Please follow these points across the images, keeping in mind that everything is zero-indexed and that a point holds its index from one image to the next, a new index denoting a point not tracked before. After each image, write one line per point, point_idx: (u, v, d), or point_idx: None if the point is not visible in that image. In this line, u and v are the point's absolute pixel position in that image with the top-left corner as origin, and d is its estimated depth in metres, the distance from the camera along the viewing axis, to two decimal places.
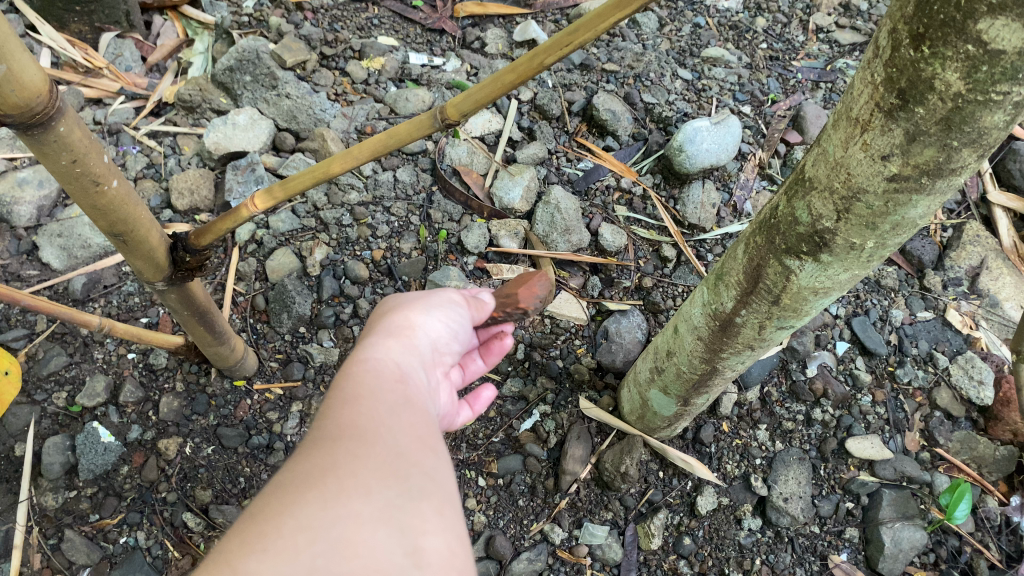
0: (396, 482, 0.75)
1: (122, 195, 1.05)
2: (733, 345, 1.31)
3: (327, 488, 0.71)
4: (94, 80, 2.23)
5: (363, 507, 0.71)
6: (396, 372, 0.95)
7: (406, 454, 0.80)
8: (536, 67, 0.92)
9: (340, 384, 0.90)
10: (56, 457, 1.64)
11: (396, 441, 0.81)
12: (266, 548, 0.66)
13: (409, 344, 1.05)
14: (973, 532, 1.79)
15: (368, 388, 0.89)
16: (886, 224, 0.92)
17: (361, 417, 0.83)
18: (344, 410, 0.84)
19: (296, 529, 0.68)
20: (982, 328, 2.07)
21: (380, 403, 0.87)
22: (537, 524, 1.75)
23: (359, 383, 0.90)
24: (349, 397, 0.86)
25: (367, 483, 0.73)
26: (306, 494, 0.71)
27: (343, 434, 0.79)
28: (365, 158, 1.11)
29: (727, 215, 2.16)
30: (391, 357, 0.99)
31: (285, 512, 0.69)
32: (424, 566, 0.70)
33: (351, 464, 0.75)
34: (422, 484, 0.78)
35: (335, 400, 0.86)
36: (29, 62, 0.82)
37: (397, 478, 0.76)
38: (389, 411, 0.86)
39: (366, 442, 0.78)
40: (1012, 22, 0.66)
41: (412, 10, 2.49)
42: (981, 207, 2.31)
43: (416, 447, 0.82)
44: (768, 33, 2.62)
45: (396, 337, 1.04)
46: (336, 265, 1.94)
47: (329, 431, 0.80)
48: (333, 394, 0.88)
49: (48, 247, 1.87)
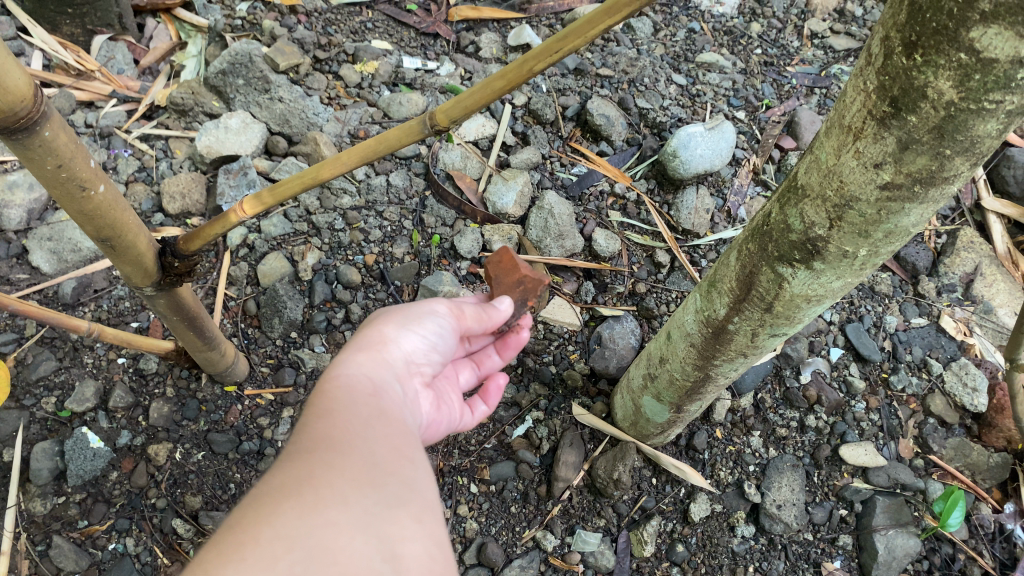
0: (375, 491, 0.75)
1: (110, 200, 1.05)
2: (725, 352, 1.31)
3: (307, 497, 0.71)
4: (86, 83, 2.22)
5: (341, 516, 0.70)
6: (371, 385, 0.95)
7: (386, 464, 0.80)
8: (526, 73, 0.91)
9: (317, 395, 0.89)
10: (45, 462, 1.63)
11: (373, 452, 0.80)
12: (245, 556, 0.66)
13: (380, 357, 1.04)
14: (967, 540, 1.78)
15: (347, 399, 0.88)
16: (879, 232, 0.92)
17: (344, 427, 0.82)
18: (326, 420, 0.83)
19: (274, 538, 0.67)
20: (976, 334, 2.06)
21: (358, 414, 0.86)
22: (530, 531, 1.73)
23: (335, 395, 0.89)
24: (328, 407, 0.86)
25: (345, 492, 0.73)
26: (285, 502, 0.70)
27: (323, 443, 0.78)
28: (354, 164, 1.10)
29: (721, 221, 2.15)
30: (366, 371, 0.98)
31: (264, 521, 0.68)
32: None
33: (329, 473, 0.74)
34: (404, 494, 0.77)
35: (315, 410, 0.85)
36: (14, 66, 0.81)
37: (378, 488, 0.76)
38: (370, 421, 0.86)
39: (346, 453, 0.77)
40: (1004, 31, 0.65)
41: (406, 13, 2.48)
42: (976, 213, 2.31)
43: (396, 457, 0.82)
44: (763, 39, 2.62)
45: (365, 351, 1.04)
46: (328, 269, 1.93)
47: (308, 441, 0.79)
48: (313, 405, 0.87)
49: (37, 251, 1.86)
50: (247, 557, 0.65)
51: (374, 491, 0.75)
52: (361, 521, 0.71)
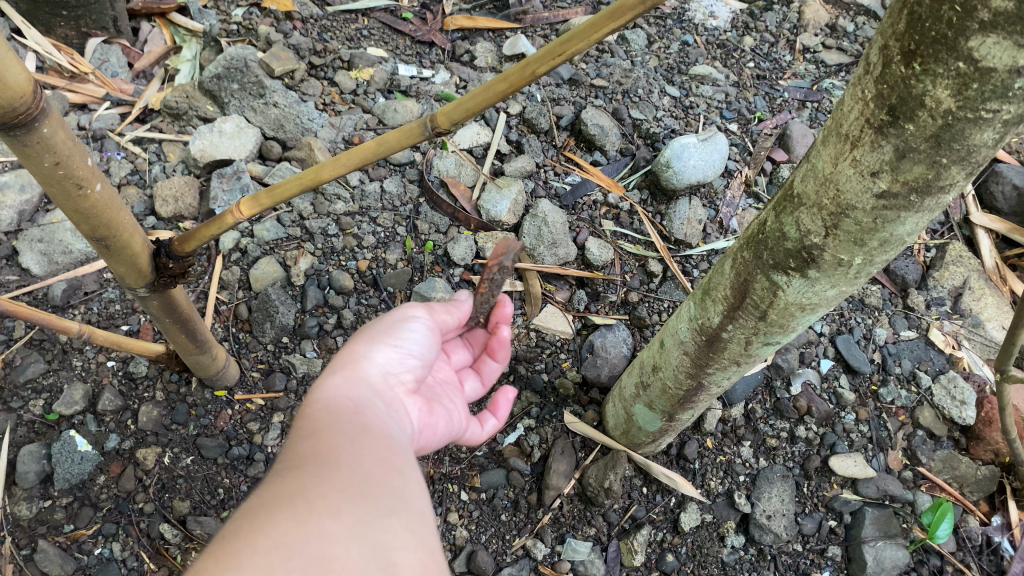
0: (365, 501, 0.75)
1: (106, 199, 1.04)
2: (718, 361, 1.31)
3: (299, 507, 0.71)
4: (79, 85, 2.21)
5: (335, 524, 0.70)
6: (352, 404, 0.94)
7: (374, 475, 0.80)
8: (528, 76, 0.90)
9: (298, 418, 0.89)
10: (32, 465, 1.62)
11: (361, 466, 0.80)
12: (243, 563, 0.64)
13: (358, 375, 1.03)
14: (955, 552, 1.79)
15: (329, 419, 0.88)
16: (874, 241, 0.92)
17: (327, 441, 0.82)
18: (309, 439, 0.82)
19: (271, 547, 0.66)
20: (964, 348, 2.08)
21: (341, 431, 0.86)
22: (519, 540, 1.73)
23: (317, 415, 0.89)
24: (311, 428, 0.85)
25: (337, 503, 0.73)
26: (282, 512, 0.70)
27: (309, 460, 0.78)
28: (353, 166, 1.09)
29: (713, 232, 2.17)
30: (345, 391, 0.97)
31: (260, 531, 0.67)
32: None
33: (322, 488, 0.74)
34: (393, 504, 0.77)
35: (301, 432, 0.85)
36: (13, 61, 0.81)
37: (370, 499, 0.76)
38: (355, 438, 0.86)
39: (335, 468, 0.77)
40: (1003, 40, 0.66)
41: (401, 22, 2.50)
42: (964, 228, 2.33)
43: (384, 469, 0.82)
44: (756, 53, 2.64)
45: (344, 370, 1.03)
46: (321, 275, 1.93)
47: (294, 459, 0.78)
48: (293, 429, 0.86)
49: (28, 252, 1.85)
50: (246, 563, 0.64)
51: (367, 502, 0.75)
52: (354, 527, 0.71)
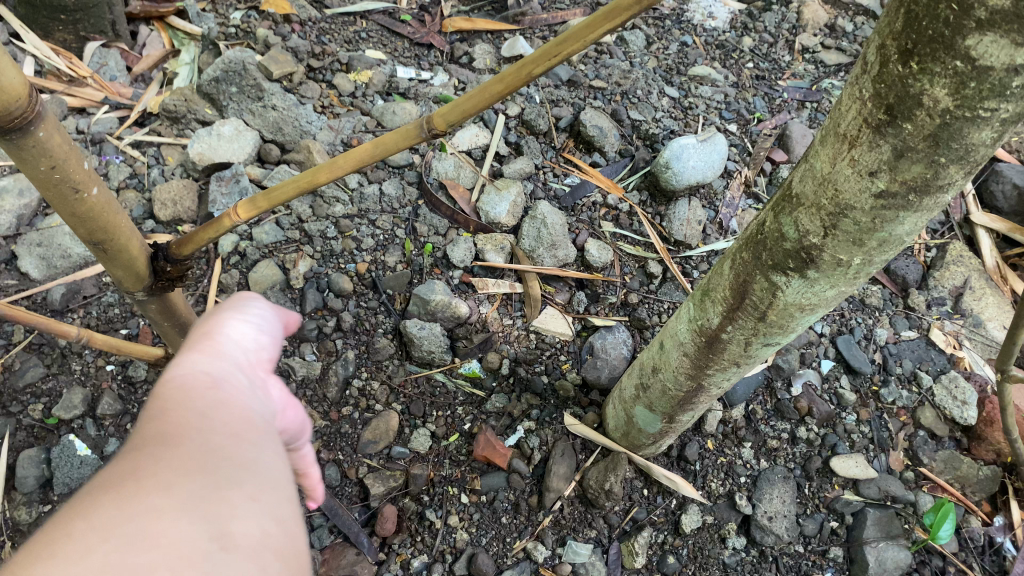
0: (202, 473, 0.54)
1: (104, 203, 1.04)
2: (718, 362, 1.31)
3: (118, 487, 0.50)
4: (78, 89, 2.21)
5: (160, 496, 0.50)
6: (197, 384, 0.64)
7: (227, 440, 0.59)
8: (524, 78, 0.90)
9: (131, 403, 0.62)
10: (31, 470, 1.61)
11: (207, 435, 0.58)
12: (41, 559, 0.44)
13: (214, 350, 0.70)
14: (957, 553, 1.79)
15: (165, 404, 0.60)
16: (873, 241, 0.92)
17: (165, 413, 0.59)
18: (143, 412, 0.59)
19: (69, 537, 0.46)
20: (965, 348, 2.08)
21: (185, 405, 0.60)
22: (520, 542, 1.72)
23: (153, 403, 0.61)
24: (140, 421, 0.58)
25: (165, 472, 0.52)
26: (92, 495, 0.50)
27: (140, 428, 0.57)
28: (350, 168, 1.09)
29: (713, 233, 2.16)
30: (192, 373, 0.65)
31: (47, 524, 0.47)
32: (235, 552, 0.50)
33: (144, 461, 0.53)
34: (255, 460, 0.59)
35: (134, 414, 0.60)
36: (8, 64, 0.81)
37: (212, 466, 0.55)
38: (206, 406, 0.61)
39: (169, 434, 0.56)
40: (1000, 38, 0.66)
41: (400, 24, 2.50)
42: (965, 227, 2.33)
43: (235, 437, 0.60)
44: (754, 53, 2.64)
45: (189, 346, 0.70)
46: (320, 278, 1.92)
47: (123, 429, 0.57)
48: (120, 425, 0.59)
49: (26, 256, 1.84)
50: (59, 553, 0.45)
51: (222, 457, 0.56)
52: (188, 502, 0.51)
